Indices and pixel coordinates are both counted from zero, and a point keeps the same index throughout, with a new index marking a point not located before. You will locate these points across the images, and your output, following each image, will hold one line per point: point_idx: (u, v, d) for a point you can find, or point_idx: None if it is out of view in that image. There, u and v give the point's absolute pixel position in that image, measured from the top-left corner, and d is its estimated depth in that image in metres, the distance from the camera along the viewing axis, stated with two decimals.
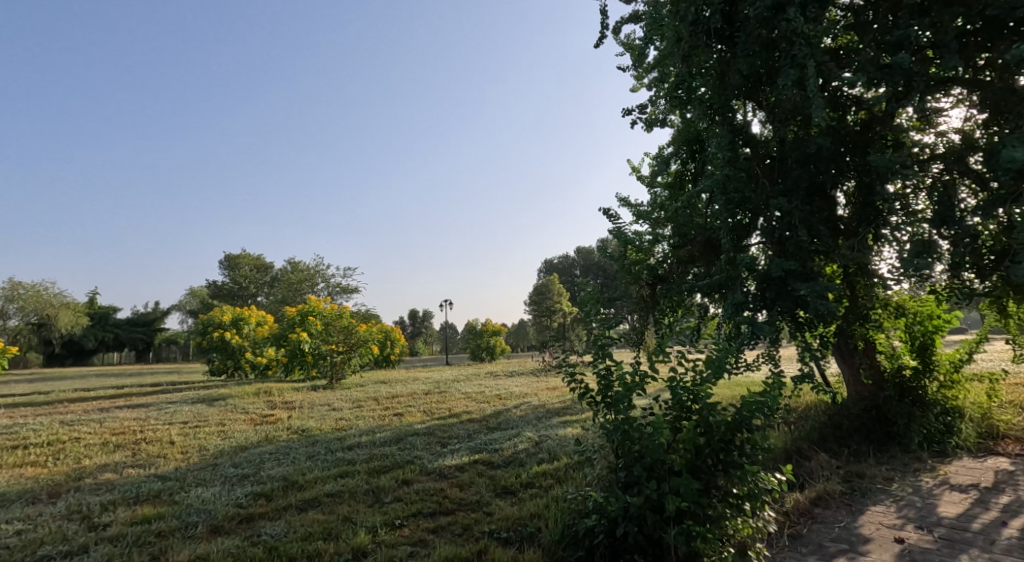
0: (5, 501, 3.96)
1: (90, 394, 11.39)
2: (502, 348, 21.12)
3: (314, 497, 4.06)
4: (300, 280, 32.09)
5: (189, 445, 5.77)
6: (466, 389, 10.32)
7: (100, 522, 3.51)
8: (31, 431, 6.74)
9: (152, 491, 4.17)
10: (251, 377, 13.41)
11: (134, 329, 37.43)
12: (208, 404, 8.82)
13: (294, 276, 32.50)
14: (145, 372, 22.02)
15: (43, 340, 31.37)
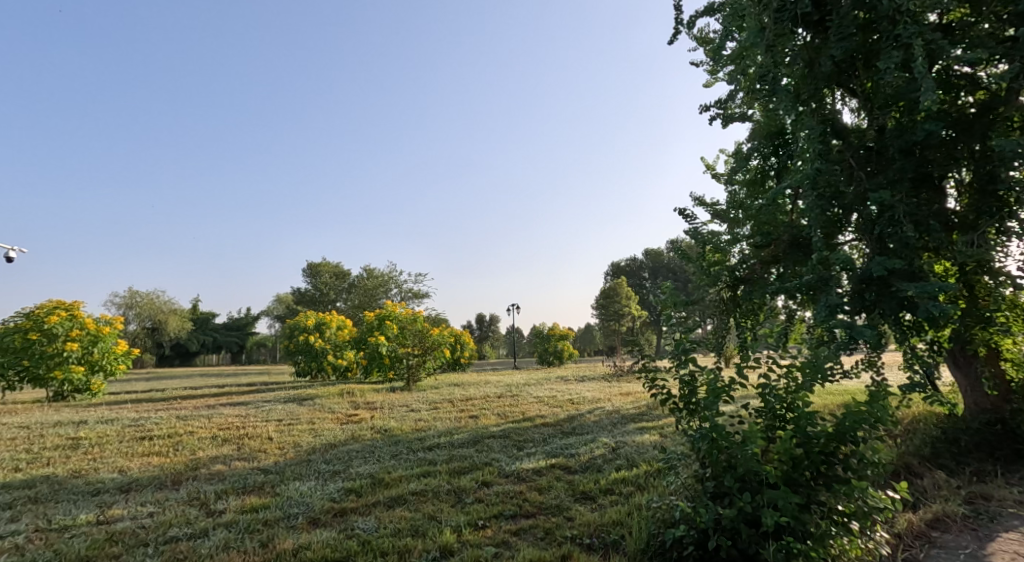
0: (137, 485, 4.45)
1: (198, 392, 12.53)
2: (571, 352, 21.00)
3: (400, 494, 4.23)
4: (375, 286, 33.60)
5: (285, 441, 6.20)
6: (538, 393, 10.33)
7: (215, 509, 3.85)
8: (151, 425, 7.50)
9: (257, 482, 4.52)
10: (333, 378, 14.20)
11: (229, 334, 40.64)
12: (299, 403, 9.45)
13: (370, 282, 34.09)
14: (237, 373, 23.87)
15: (156, 343, 34.85)
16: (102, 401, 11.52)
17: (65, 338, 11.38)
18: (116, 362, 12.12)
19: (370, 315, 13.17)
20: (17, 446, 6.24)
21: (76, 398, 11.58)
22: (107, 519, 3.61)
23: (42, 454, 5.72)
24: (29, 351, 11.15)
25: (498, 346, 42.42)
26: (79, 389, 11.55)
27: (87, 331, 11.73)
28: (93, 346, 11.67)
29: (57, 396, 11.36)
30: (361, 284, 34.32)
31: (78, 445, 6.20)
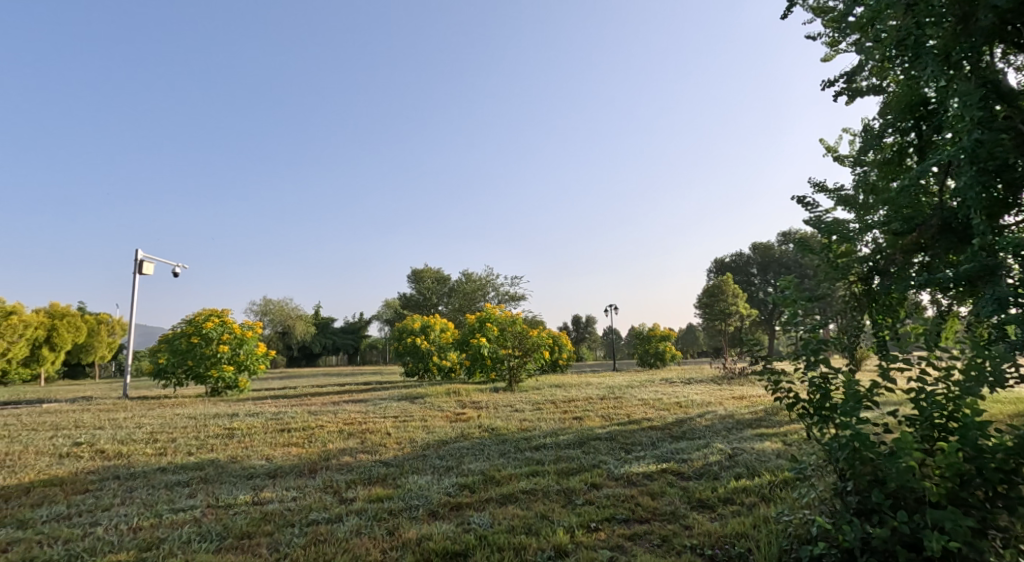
0: (281, 472, 4.94)
1: (323, 390, 13.66)
2: (673, 353, 20.15)
3: (512, 492, 4.30)
4: (473, 289, 34.64)
5: (401, 437, 6.56)
6: (642, 395, 10.03)
7: (346, 497, 4.17)
8: (286, 418, 8.30)
9: (380, 474, 4.83)
10: (438, 377, 14.81)
11: (346, 335, 43.85)
12: (411, 401, 9.96)
13: (468, 285, 35.18)
14: (353, 372, 25.72)
15: (285, 345, 38.61)
16: (247, 397, 12.95)
17: (218, 342, 12.98)
18: (258, 362, 13.57)
19: (472, 317, 13.62)
20: (185, 433, 7.20)
21: (228, 394, 13.12)
22: (260, 500, 4.04)
23: (204, 441, 6.55)
24: (191, 353, 12.86)
25: (595, 347, 41.89)
26: (230, 385, 13.08)
27: (234, 335, 13.29)
28: (239, 349, 13.17)
29: (213, 392, 12.95)
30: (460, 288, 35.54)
31: (231, 434, 7.03)
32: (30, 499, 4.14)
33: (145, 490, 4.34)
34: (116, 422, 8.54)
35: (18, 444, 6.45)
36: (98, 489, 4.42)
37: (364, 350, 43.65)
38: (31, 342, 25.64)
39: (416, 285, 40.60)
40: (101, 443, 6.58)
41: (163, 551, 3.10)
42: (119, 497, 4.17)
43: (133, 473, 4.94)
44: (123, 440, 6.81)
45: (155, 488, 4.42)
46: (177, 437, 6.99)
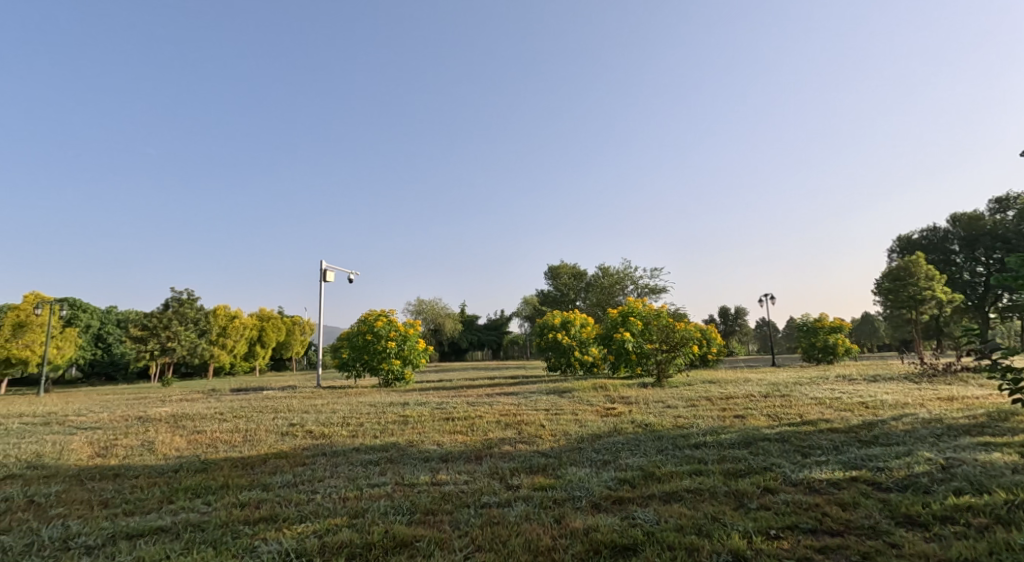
0: (452, 457, 5.32)
1: (476, 383, 14.41)
2: (848, 346, 17.82)
3: (675, 490, 4.13)
4: (611, 284, 33.70)
5: (556, 429, 6.67)
6: (814, 394, 9.01)
7: (512, 484, 4.35)
8: (449, 408, 8.92)
9: (541, 464, 4.96)
10: (582, 372, 14.84)
11: (490, 332, 45.77)
12: (560, 395, 10.09)
13: (606, 280, 34.34)
14: (500, 367, 26.77)
15: (437, 341, 41.54)
16: (414, 388, 14.16)
17: (387, 338, 14.42)
18: (420, 357, 14.78)
19: (614, 311, 13.29)
20: (368, 419, 8.11)
21: (397, 385, 14.49)
22: (437, 481, 4.40)
23: (385, 427, 7.31)
24: (366, 348, 14.43)
25: (749, 342, 38.65)
26: (398, 377, 14.43)
27: (399, 332, 14.65)
28: (404, 344, 14.49)
29: (385, 384, 14.40)
30: (599, 284, 35.00)
31: (405, 421, 7.75)
32: (264, 467, 4.98)
33: (346, 466, 4.97)
34: (315, 407, 9.91)
35: (249, 423, 7.79)
36: (311, 463, 5.17)
37: (508, 345, 45.01)
38: (247, 341, 30.95)
39: (553, 282, 41.05)
40: (308, 424, 7.69)
41: (368, 519, 3.52)
42: (328, 471, 4.83)
43: (335, 451, 5.69)
44: (323, 422, 7.89)
45: (353, 465, 5.05)
46: (363, 422, 7.89)
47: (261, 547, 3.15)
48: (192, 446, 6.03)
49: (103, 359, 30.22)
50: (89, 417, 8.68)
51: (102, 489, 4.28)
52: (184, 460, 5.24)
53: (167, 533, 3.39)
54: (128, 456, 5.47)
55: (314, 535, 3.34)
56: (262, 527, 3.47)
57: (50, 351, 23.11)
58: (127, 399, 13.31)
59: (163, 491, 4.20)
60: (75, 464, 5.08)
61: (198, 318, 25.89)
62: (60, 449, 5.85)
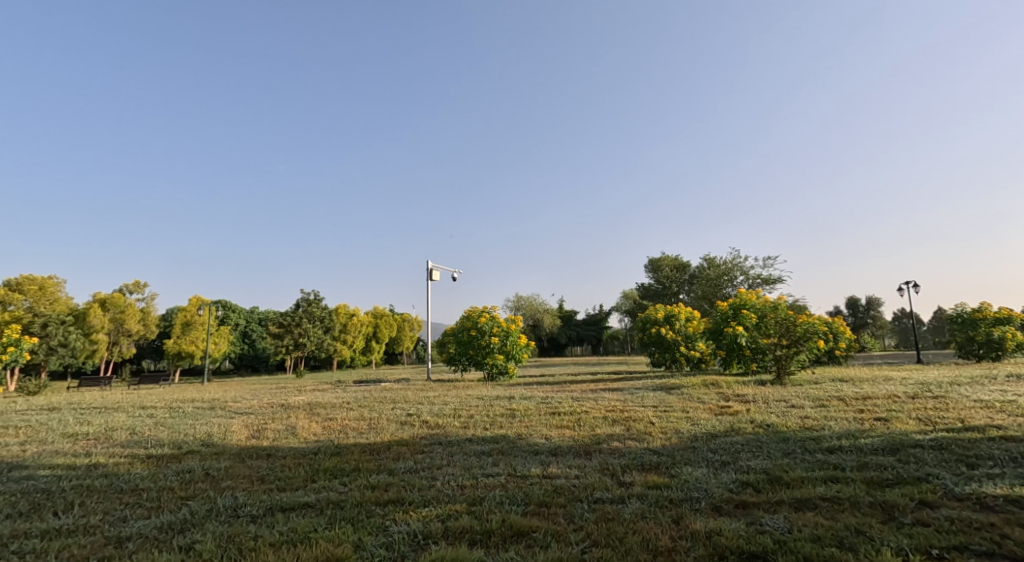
0: (561, 451, 5.34)
1: (579, 378, 14.34)
2: (1018, 340, 15.44)
3: (808, 497, 3.83)
4: (718, 275, 31.82)
5: (667, 426, 6.46)
6: (976, 396, 7.89)
7: (625, 480, 4.27)
8: (554, 403, 8.96)
9: (653, 462, 4.83)
10: (688, 368, 14.17)
11: (589, 327, 45.08)
12: (668, 391, 9.75)
13: (713, 271, 32.49)
14: (600, 363, 26.36)
15: (537, 336, 42.03)
16: (517, 382, 14.39)
17: (490, 333, 14.80)
18: (523, 352, 15.00)
19: (724, 304, 12.59)
20: (478, 412, 8.38)
21: (501, 379, 14.86)
22: (549, 474, 4.45)
23: (494, 419, 7.51)
24: (471, 344, 14.91)
25: (885, 336, 34.88)
26: (502, 371, 14.79)
27: (502, 328, 14.97)
28: (507, 339, 14.78)
29: (490, 378, 14.79)
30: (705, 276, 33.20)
31: (513, 414, 7.91)
32: (389, 454, 5.33)
33: (462, 456, 5.19)
34: (428, 399, 10.44)
35: (372, 413, 8.39)
36: (429, 451, 5.45)
37: (607, 341, 44.21)
38: (364, 337, 33.28)
39: (654, 275, 39.76)
40: (423, 415, 8.13)
41: (485, 508, 3.65)
42: (445, 459, 5.07)
43: (450, 441, 5.95)
44: (437, 413, 8.28)
45: (468, 455, 5.26)
46: (474, 414, 8.17)
47: (392, 527, 3.38)
48: (326, 431, 6.62)
49: (249, 353, 34.06)
50: (242, 403, 9.85)
51: (258, 466, 4.83)
52: (320, 444, 5.77)
53: (312, 509, 3.76)
54: (276, 439, 6.13)
55: (438, 519, 3.52)
56: (391, 508, 3.72)
57: (210, 346, 26.45)
58: (269, 388, 14.94)
59: (306, 471, 4.65)
60: (236, 444, 5.80)
61: (324, 316, 28.28)
62: (223, 430, 6.70)
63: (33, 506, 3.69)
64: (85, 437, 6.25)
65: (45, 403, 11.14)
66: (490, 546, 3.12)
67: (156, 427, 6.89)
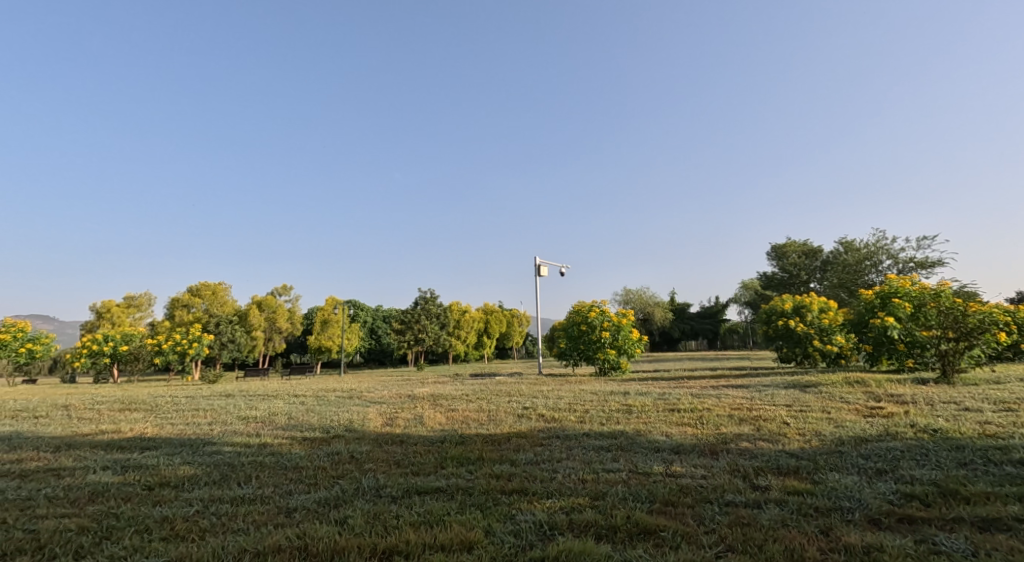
0: (685, 449, 5.13)
1: (697, 374, 13.70)
2: None
3: (995, 516, 3.32)
4: (859, 261, 28.67)
5: (804, 428, 5.94)
6: None
7: (759, 484, 4.00)
8: (673, 399, 8.64)
9: (791, 465, 4.48)
10: (824, 364, 12.97)
11: (704, 320, 43.06)
12: (802, 389, 8.99)
13: (853, 256, 29.37)
14: (718, 358, 25.01)
15: (648, 330, 40.96)
16: (630, 377, 14.08)
17: (600, 328, 14.64)
18: (635, 346, 14.64)
19: (868, 293, 11.27)
20: (594, 406, 8.31)
21: (614, 374, 14.62)
22: (675, 473, 4.29)
23: (610, 414, 7.41)
24: (581, 339, 14.84)
25: None
26: (614, 366, 14.54)
27: (613, 322, 14.73)
28: (618, 334, 14.52)
29: (602, 372, 14.62)
30: (842, 262, 30.15)
31: (630, 410, 7.74)
32: (510, 445, 5.47)
33: (581, 450, 5.18)
34: (542, 393, 10.56)
35: (490, 405, 8.66)
36: (548, 444, 5.51)
37: (725, 335, 41.70)
38: (477, 332, 34.53)
39: (779, 262, 36.88)
40: (539, 408, 8.23)
41: (609, 503, 3.62)
42: (565, 453, 5.09)
43: (568, 435, 5.95)
44: (553, 407, 8.35)
45: (587, 450, 5.23)
46: (589, 408, 8.11)
47: (519, 516, 3.46)
48: (450, 421, 6.95)
49: (375, 347, 36.80)
50: (375, 393, 10.66)
51: (393, 451, 5.19)
52: (446, 433, 6.07)
53: (444, 493, 3.96)
54: (407, 427, 6.54)
55: (562, 511, 3.55)
56: (516, 498, 3.82)
57: (344, 341, 28.97)
58: (395, 380, 16.00)
59: (435, 458, 4.92)
60: (374, 430, 6.28)
61: (440, 313, 29.74)
62: (361, 417, 7.29)
63: (221, 476, 4.26)
64: (253, 419, 7.14)
65: (219, 390, 12.89)
66: (617, 541, 3.08)
67: (306, 413, 7.68)
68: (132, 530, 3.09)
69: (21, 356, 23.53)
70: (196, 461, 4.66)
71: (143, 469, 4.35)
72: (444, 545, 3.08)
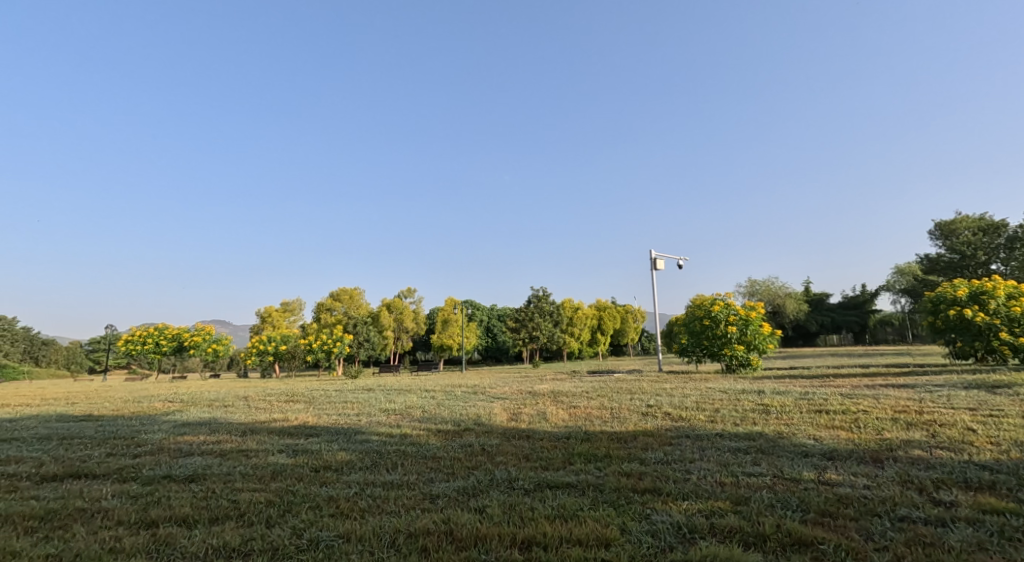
0: (840, 455, 4.67)
1: (843, 372, 12.41)
2: None
3: None
4: None
5: (995, 436, 5.12)
6: None
7: (941, 499, 3.54)
8: (818, 399, 7.91)
9: (982, 480, 3.89)
10: (1014, 360, 11.10)
11: (848, 312, 38.95)
12: (983, 390, 7.78)
13: None
14: (866, 354, 22.43)
15: (781, 324, 38.06)
16: (763, 374, 13.16)
17: (726, 323, 13.79)
18: (767, 342, 13.62)
19: None
20: (725, 405, 7.87)
21: (743, 372, 13.72)
22: (829, 481, 3.93)
23: (745, 414, 6.98)
24: (704, 334, 14.08)
25: None
26: (743, 363, 13.65)
27: (740, 316, 13.83)
28: (746, 329, 13.61)
29: (729, 369, 13.80)
30: None
31: (767, 410, 7.24)
32: (637, 443, 5.38)
33: (716, 451, 4.94)
34: (665, 391, 10.23)
35: (612, 402, 8.54)
36: (678, 444, 5.32)
37: (873, 327, 37.21)
38: (591, 329, 34.34)
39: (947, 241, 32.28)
40: (665, 406, 7.98)
41: (754, 508, 3.42)
42: (698, 453, 4.89)
43: (700, 435, 5.71)
44: (679, 405, 8.03)
45: (722, 451, 4.98)
46: (720, 408, 7.69)
47: (656, 516, 3.40)
48: (573, 417, 6.99)
49: (492, 345, 38.05)
50: (497, 389, 11.01)
51: (522, 445, 5.35)
52: (571, 429, 6.11)
53: (575, 489, 4.00)
54: (532, 422, 6.70)
55: (701, 514, 3.42)
56: (649, 497, 3.75)
57: (465, 338, 30.28)
58: (515, 376, 16.40)
59: (563, 454, 4.98)
60: (501, 425, 6.51)
61: (554, 310, 29.99)
62: (487, 412, 7.59)
63: (372, 462, 4.67)
64: (392, 411, 7.74)
65: (358, 385, 14.13)
66: (768, 550, 2.91)
67: (437, 407, 8.15)
68: (307, 506, 3.49)
69: (207, 355, 27.75)
70: (350, 448, 5.16)
71: (309, 453, 4.90)
72: (581, 539, 3.10)
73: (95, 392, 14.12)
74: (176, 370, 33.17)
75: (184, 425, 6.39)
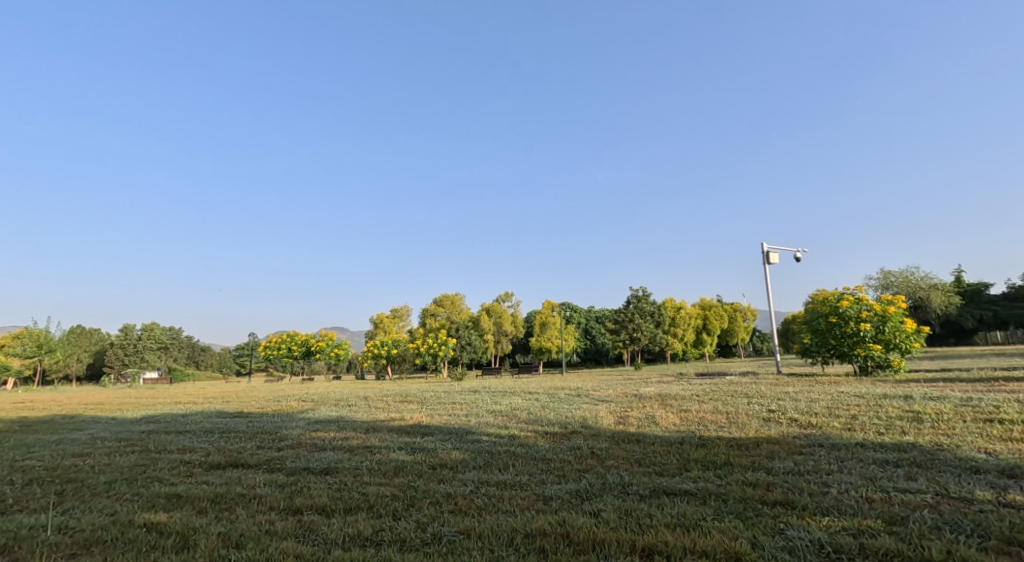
0: (1020, 473, 3.98)
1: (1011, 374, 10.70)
2: None
3: None
4: None
5: None
6: None
7: None
8: (982, 406, 6.85)
9: None
10: None
11: (1015, 305, 33.71)
12: None
13: None
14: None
15: (926, 321, 33.89)
16: (906, 377, 11.71)
17: (857, 320, 12.45)
18: (912, 340, 12.09)
19: None
20: (862, 411, 7.08)
21: (882, 374, 12.30)
22: (1009, 503, 3.36)
23: (889, 422, 6.22)
24: (831, 333, 12.84)
25: None
26: (882, 364, 12.23)
27: (875, 312, 12.41)
28: (884, 326, 12.18)
29: (864, 371, 12.44)
30: None
31: (917, 418, 6.39)
32: (762, 451, 4.98)
33: (858, 463, 4.44)
34: (788, 395, 9.45)
35: (728, 406, 8.02)
36: (811, 453, 4.85)
37: None
38: (696, 330, 32.80)
39: None
40: (789, 411, 7.35)
41: (914, 530, 3.00)
42: (836, 465, 4.42)
43: (836, 445, 5.16)
44: (806, 411, 7.34)
45: (865, 463, 4.46)
46: (856, 414, 6.93)
47: (792, 531, 3.09)
48: (686, 422, 6.65)
49: (591, 348, 37.62)
50: (601, 392, 10.80)
51: (633, 449, 5.16)
52: (685, 434, 5.80)
53: (696, 497, 3.77)
54: (641, 426, 6.46)
55: (847, 532, 3.07)
56: (782, 510, 3.43)
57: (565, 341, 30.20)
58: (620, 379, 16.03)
59: (678, 459, 4.73)
60: (609, 428, 6.34)
61: (655, 310, 29.01)
62: (594, 414, 7.44)
63: (485, 462, 4.74)
64: (500, 413, 7.85)
65: (465, 386, 14.61)
66: None
67: (543, 409, 8.14)
68: (428, 502, 3.60)
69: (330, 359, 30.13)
70: (462, 447, 5.28)
71: (426, 450, 5.08)
72: (707, 552, 2.90)
73: (241, 392, 15.88)
74: (306, 371, 36.38)
75: (316, 422, 6.95)
